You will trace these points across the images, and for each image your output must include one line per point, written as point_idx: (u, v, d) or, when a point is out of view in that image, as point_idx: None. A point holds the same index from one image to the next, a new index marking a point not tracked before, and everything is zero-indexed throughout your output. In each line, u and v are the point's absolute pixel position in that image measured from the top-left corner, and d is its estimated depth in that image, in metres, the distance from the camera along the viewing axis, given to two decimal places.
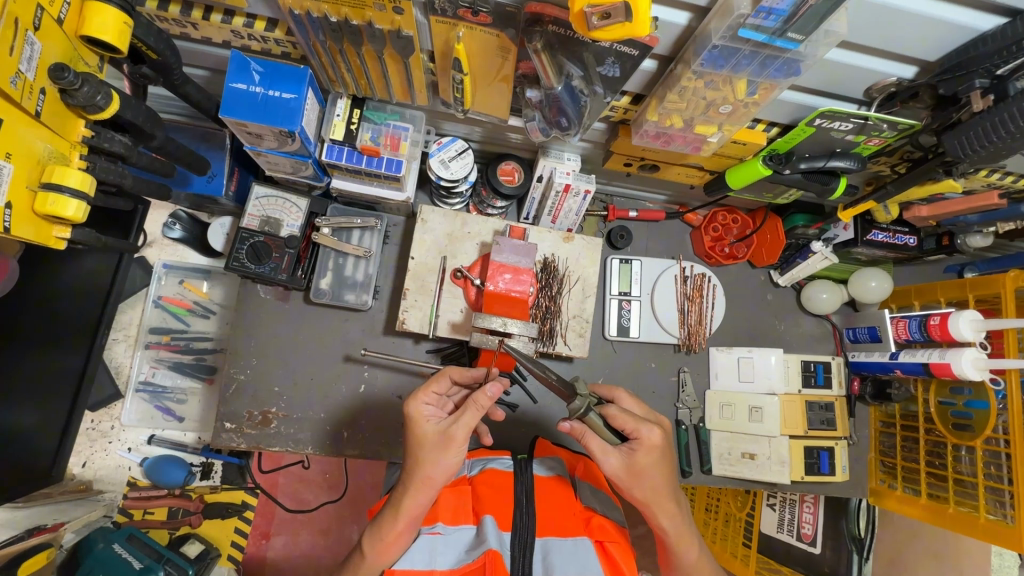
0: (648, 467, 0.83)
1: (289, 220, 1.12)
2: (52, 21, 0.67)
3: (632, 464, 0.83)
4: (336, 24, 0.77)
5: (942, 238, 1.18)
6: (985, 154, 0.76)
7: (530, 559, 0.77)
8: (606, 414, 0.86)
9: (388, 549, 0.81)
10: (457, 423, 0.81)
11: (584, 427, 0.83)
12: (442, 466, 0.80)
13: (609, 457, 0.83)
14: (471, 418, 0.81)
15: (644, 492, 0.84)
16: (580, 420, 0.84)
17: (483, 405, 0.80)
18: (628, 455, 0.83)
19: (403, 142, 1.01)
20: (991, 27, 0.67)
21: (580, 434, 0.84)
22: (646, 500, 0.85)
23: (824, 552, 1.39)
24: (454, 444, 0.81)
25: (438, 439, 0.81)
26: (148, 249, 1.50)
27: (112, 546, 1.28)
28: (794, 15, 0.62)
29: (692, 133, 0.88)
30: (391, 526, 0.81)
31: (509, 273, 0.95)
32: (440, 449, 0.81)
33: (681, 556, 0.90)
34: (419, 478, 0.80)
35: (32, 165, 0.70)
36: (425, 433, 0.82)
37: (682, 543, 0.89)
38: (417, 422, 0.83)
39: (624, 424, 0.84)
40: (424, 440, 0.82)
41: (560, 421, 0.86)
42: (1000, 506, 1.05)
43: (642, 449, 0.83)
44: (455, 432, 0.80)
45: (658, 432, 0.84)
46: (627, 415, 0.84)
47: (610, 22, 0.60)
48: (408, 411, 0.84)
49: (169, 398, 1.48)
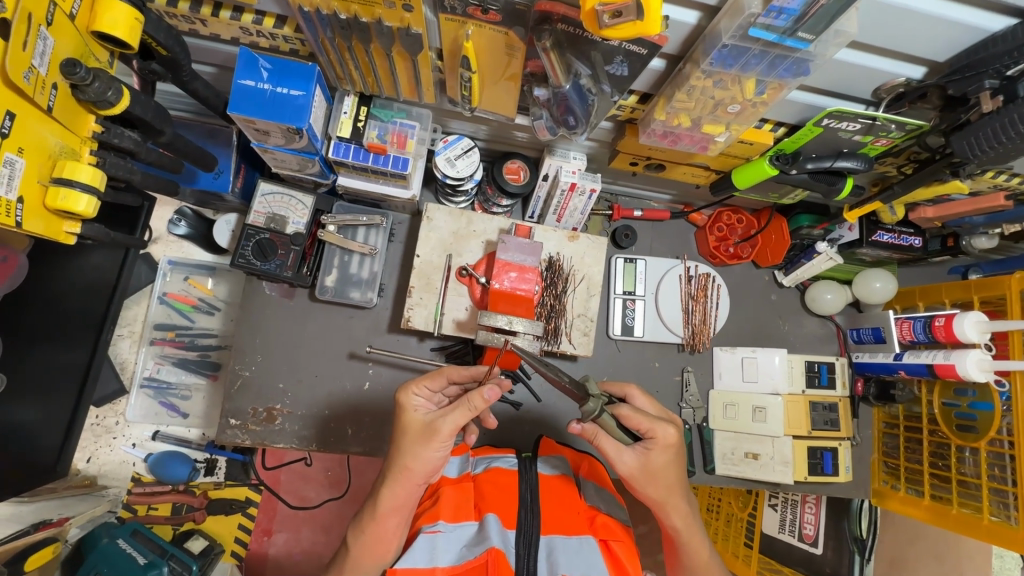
0: (662, 464, 0.84)
1: (294, 217, 1.14)
2: (64, 16, 0.68)
3: (645, 463, 0.83)
4: (346, 22, 0.77)
5: (946, 239, 1.19)
6: (993, 156, 0.76)
7: (534, 558, 0.78)
8: (618, 414, 0.85)
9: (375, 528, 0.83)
10: (442, 417, 0.80)
11: (596, 428, 0.84)
12: (422, 458, 0.80)
13: (626, 456, 0.84)
14: (459, 416, 0.79)
15: (657, 490, 0.85)
16: (592, 422, 0.84)
17: (476, 406, 0.78)
18: (642, 454, 0.83)
19: (410, 140, 1.00)
20: (1001, 28, 0.67)
21: (592, 435, 0.85)
22: (661, 498, 0.86)
23: (825, 552, 1.40)
24: (435, 436, 0.79)
25: (422, 431, 0.80)
26: (153, 245, 1.49)
27: (117, 541, 1.28)
28: (805, 14, 0.62)
29: (700, 133, 0.88)
30: (369, 519, 0.83)
31: (515, 271, 0.99)
32: (423, 442, 0.80)
33: (691, 557, 0.91)
34: (400, 466, 0.81)
35: (43, 160, 0.70)
36: (412, 421, 0.82)
37: (693, 543, 0.90)
38: (406, 411, 0.82)
39: (638, 423, 0.84)
40: (408, 429, 0.81)
41: (571, 421, 0.87)
42: (1005, 508, 1.04)
43: (658, 448, 0.83)
44: (440, 426, 0.79)
45: (673, 431, 0.84)
46: (641, 415, 0.84)
47: (621, 20, 0.60)
48: (398, 398, 0.84)
49: (173, 394, 1.49)
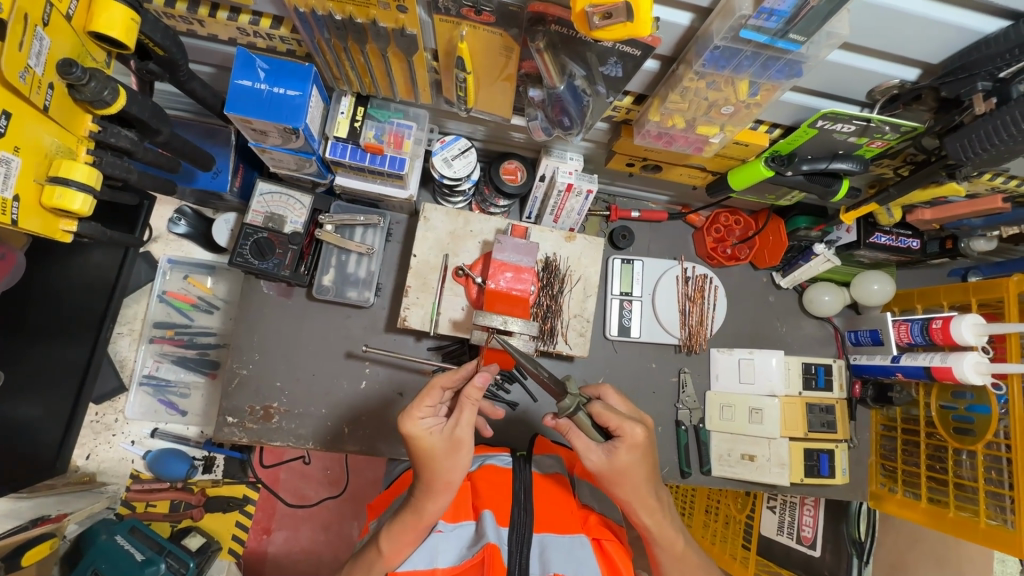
0: (628, 463, 0.83)
1: (292, 216, 1.14)
2: (61, 17, 0.68)
3: (612, 462, 0.83)
4: (341, 22, 0.77)
5: (945, 242, 1.18)
6: (987, 158, 0.76)
7: (526, 555, 0.77)
8: (592, 411, 0.86)
9: (393, 553, 0.80)
10: (459, 426, 0.80)
11: (569, 423, 0.86)
12: (460, 468, 0.81)
13: (593, 453, 0.84)
14: (471, 415, 0.81)
15: (625, 488, 0.85)
16: (568, 418, 0.86)
17: (477, 397, 0.80)
18: (609, 453, 0.83)
19: (406, 140, 1.01)
20: (994, 30, 0.67)
21: (565, 430, 0.87)
22: (628, 496, 0.86)
23: (824, 555, 1.37)
24: (457, 444, 0.80)
25: (447, 448, 0.80)
26: (153, 243, 1.51)
27: (115, 538, 1.29)
28: (796, 15, 0.62)
29: (694, 133, 0.88)
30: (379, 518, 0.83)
31: (511, 271, 0.99)
32: (452, 455, 0.80)
33: (666, 551, 0.90)
34: (440, 483, 0.80)
35: (40, 159, 0.71)
36: (433, 445, 0.80)
37: (666, 540, 0.89)
38: (426, 437, 0.80)
39: (608, 420, 0.84)
40: (433, 454, 0.80)
41: (546, 415, 0.89)
42: (1001, 511, 1.04)
43: (624, 446, 0.83)
44: (462, 433, 0.80)
45: (641, 431, 0.83)
46: (611, 413, 0.84)
47: (612, 22, 0.60)
48: (407, 431, 0.80)
49: (172, 392, 1.49)
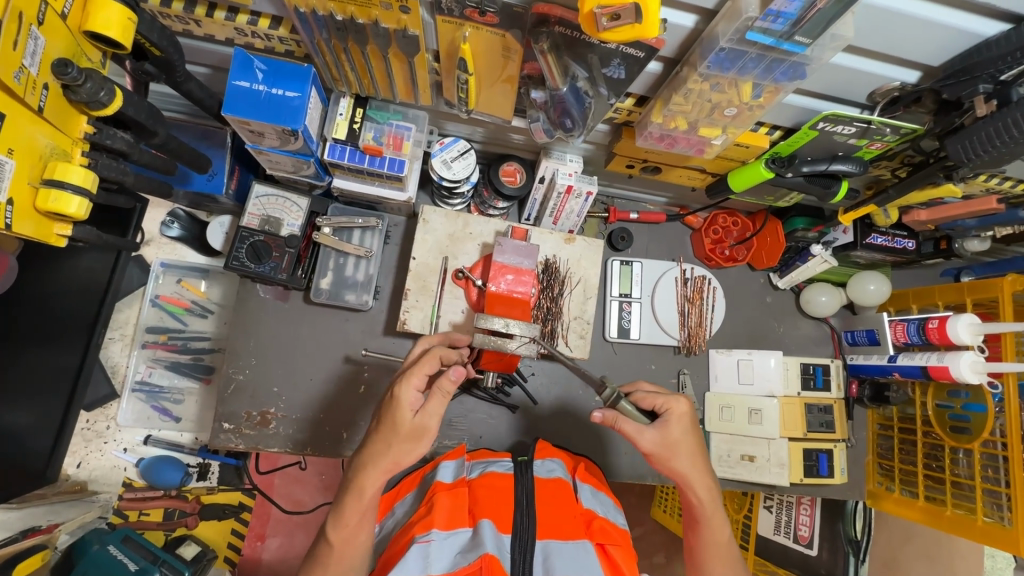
0: (681, 435, 0.88)
1: (288, 220, 1.13)
2: (56, 16, 0.67)
3: (666, 435, 0.87)
4: (342, 23, 0.76)
5: (939, 242, 1.19)
6: (987, 159, 0.77)
7: (529, 562, 0.77)
8: (636, 399, 0.92)
9: (341, 539, 0.82)
10: (427, 414, 0.82)
11: (616, 413, 0.87)
12: (413, 454, 0.83)
13: (646, 434, 0.87)
14: (439, 404, 0.83)
15: (680, 462, 0.88)
16: (612, 407, 0.88)
17: (448, 390, 0.82)
18: (663, 428, 0.87)
19: (406, 142, 1.00)
20: (995, 33, 0.67)
21: (614, 421, 0.88)
22: (683, 471, 0.88)
23: (820, 554, 1.41)
24: (423, 431, 0.82)
25: (411, 431, 0.81)
26: (145, 247, 1.48)
27: (107, 548, 1.25)
28: (803, 18, 0.62)
29: (696, 135, 0.89)
30: (355, 509, 0.81)
31: (511, 274, 0.98)
32: (412, 440, 0.82)
33: (712, 535, 0.90)
34: (389, 463, 0.81)
35: (34, 161, 0.69)
36: (402, 422, 0.81)
37: (715, 518, 0.90)
38: (401, 406, 0.81)
39: (653, 402, 0.91)
40: (399, 428, 0.81)
41: (592, 412, 0.89)
42: (997, 509, 1.05)
43: (674, 418, 0.88)
44: (428, 421, 0.82)
45: (685, 403, 0.90)
46: (654, 394, 0.91)
47: (619, 23, 0.60)
48: (393, 393, 0.81)
49: (165, 398, 1.47)
